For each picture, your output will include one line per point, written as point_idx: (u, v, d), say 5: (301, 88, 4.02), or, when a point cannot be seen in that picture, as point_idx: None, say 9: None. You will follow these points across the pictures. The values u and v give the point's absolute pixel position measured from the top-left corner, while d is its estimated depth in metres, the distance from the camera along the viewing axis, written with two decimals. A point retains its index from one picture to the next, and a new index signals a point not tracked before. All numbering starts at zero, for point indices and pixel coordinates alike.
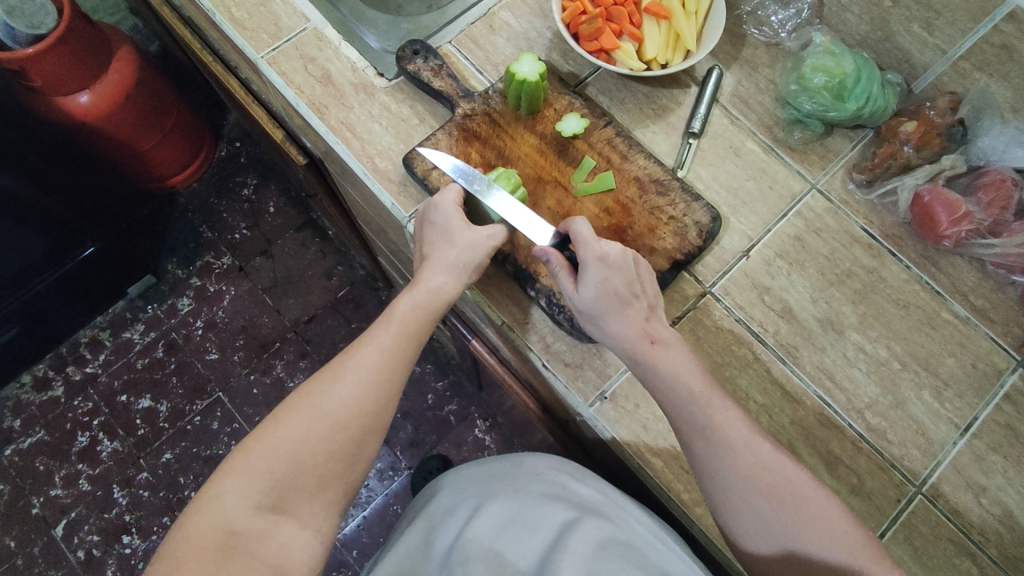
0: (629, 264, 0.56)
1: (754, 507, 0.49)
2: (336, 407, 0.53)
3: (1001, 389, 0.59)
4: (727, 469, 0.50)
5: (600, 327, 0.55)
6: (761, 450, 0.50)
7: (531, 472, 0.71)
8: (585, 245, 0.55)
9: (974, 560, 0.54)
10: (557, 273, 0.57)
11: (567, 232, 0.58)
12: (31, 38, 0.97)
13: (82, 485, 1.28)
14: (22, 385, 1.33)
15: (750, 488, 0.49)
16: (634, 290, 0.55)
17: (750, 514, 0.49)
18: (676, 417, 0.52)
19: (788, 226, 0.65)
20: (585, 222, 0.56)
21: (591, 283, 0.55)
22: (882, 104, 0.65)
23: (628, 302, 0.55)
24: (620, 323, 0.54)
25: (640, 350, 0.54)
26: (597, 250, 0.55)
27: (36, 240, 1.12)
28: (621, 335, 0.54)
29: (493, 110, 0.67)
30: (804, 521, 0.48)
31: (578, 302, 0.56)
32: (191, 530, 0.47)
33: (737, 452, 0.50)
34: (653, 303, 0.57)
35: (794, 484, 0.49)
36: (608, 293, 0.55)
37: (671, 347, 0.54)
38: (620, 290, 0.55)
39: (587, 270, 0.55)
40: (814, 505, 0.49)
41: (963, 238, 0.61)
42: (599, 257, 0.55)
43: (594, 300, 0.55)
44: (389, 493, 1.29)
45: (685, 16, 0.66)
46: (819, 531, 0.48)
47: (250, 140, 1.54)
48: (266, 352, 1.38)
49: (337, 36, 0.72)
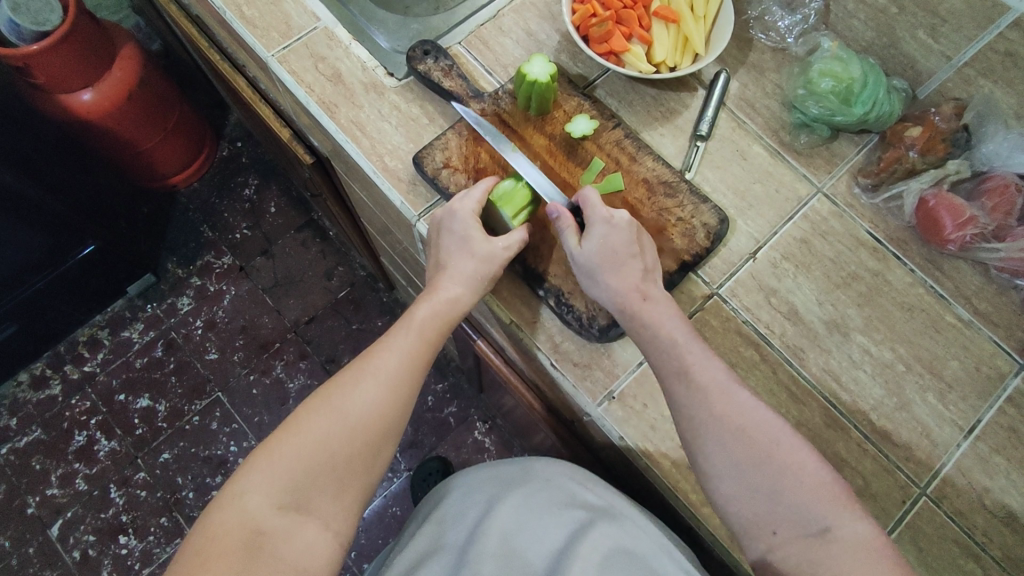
0: (632, 227, 0.56)
1: (732, 460, 0.50)
2: (358, 409, 0.53)
3: (1004, 392, 0.59)
4: (707, 424, 0.50)
5: (598, 282, 0.56)
6: (742, 406, 0.51)
7: (539, 477, 0.70)
8: (593, 207, 0.57)
9: (978, 561, 0.55)
10: (562, 229, 0.58)
11: (578, 202, 0.60)
12: (37, 35, 0.97)
13: (78, 485, 1.27)
14: (19, 383, 1.33)
15: (730, 443, 0.50)
16: (632, 249, 0.56)
17: (727, 467, 0.50)
18: (660, 373, 0.53)
19: (793, 229, 0.66)
20: (595, 188, 0.58)
21: (592, 238, 0.56)
22: (888, 109, 0.66)
23: (626, 261, 0.55)
24: (615, 277, 0.55)
25: (633, 308, 0.54)
26: (602, 211, 0.56)
27: (36, 237, 1.11)
28: (612, 288, 0.55)
29: (503, 110, 0.67)
30: (793, 493, 0.48)
31: (578, 256, 0.56)
32: (215, 529, 0.48)
33: (733, 434, 0.50)
34: (650, 265, 0.57)
35: (772, 439, 0.50)
36: (608, 248, 0.55)
37: (664, 307, 0.55)
38: (620, 249, 0.55)
39: (592, 227, 0.56)
40: (790, 458, 0.49)
41: (968, 241, 0.62)
42: (603, 216, 0.56)
43: (593, 253, 0.55)
44: (387, 495, 1.28)
45: (694, 21, 0.67)
46: (795, 484, 0.48)
47: (251, 140, 1.54)
48: (266, 352, 1.38)
49: (348, 36, 0.72)
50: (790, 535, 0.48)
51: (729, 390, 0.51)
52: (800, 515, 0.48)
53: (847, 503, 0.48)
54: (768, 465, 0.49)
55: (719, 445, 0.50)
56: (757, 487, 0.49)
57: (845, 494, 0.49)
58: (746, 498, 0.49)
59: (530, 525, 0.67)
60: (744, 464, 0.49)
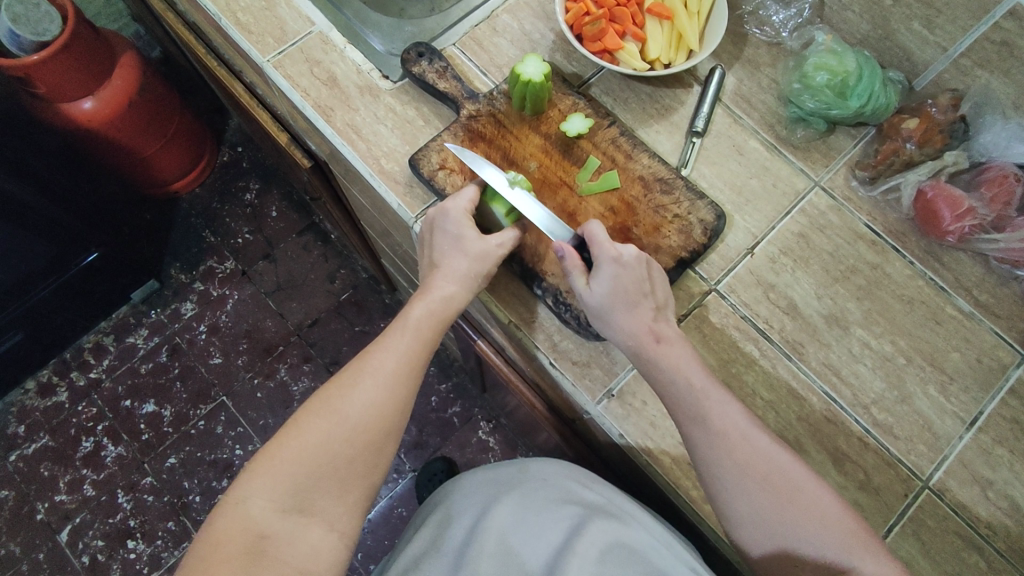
0: (641, 264, 0.56)
1: (756, 509, 0.49)
2: (356, 411, 0.53)
3: (1005, 384, 0.59)
4: (728, 472, 0.50)
5: (610, 325, 0.55)
6: (741, 426, 0.51)
7: (538, 478, 0.71)
8: (601, 246, 0.56)
9: (982, 554, 0.55)
10: (571, 271, 0.57)
11: (583, 236, 0.59)
12: (37, 45, 0.98)
13: (86, 490, 1.28)
14: (26, 391, 1.33)
15: (752, 490, 0.50)
16: (643, 289, 0.56)
17: (751, 516, 0.49)
18: (680, 420, 0.53)
19: (791, 224, 0.65)
20: (600, 225, 0.57)
21: (603, 279, 0.55)
22: (884, 101, 0.66)
23: (638, 301, 0.55)
24: (628, 319, 0.55)
25: (647, 351, 0.54)
26: (612, 251, 0.56)
27: (42, 247, 1.12)
28: (626, 330, 0.55)
29: (498, 111, 0.67)
30: (782, 489, 0.49)
31: (589, 299, 0.56)
32: (218, 534, 0.48)
33: (718, 429, 0.51)
34: (661, 303, 0.57)
35: (785, 475, 0.50)
36: (619, 290, 0.55)
37: (678, 348, 0.55)
38: (631, 290, 0.55)
39: (601, 269, 0.56)
40: (794, 479, 0.50)
41: (966, 233, 0.62)
42: (612, 256, 0.56)
43: (605, 296, 0.55)
44: (392, 496, 1.29)
45: (688, 17, 0.67)
46: (818, 526, 0.48)
47: (251, 144, 1.54)
48: (269, 355, 1.39)
49: (342, 39, 0.73)
50: (779, 529, 0.49)
51: (727, 412, 0.52)
52: (802, 532, 0.48)
53: (845, 517, 0.49)
54: (768, 481, 0.49)
55: (723, 467, 0.50)
56: (747, 482, 0.50)
57: (864, 530, 0.49)
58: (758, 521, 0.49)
59: (527, 523, 0.67)
60: (753, 488, 0.50)
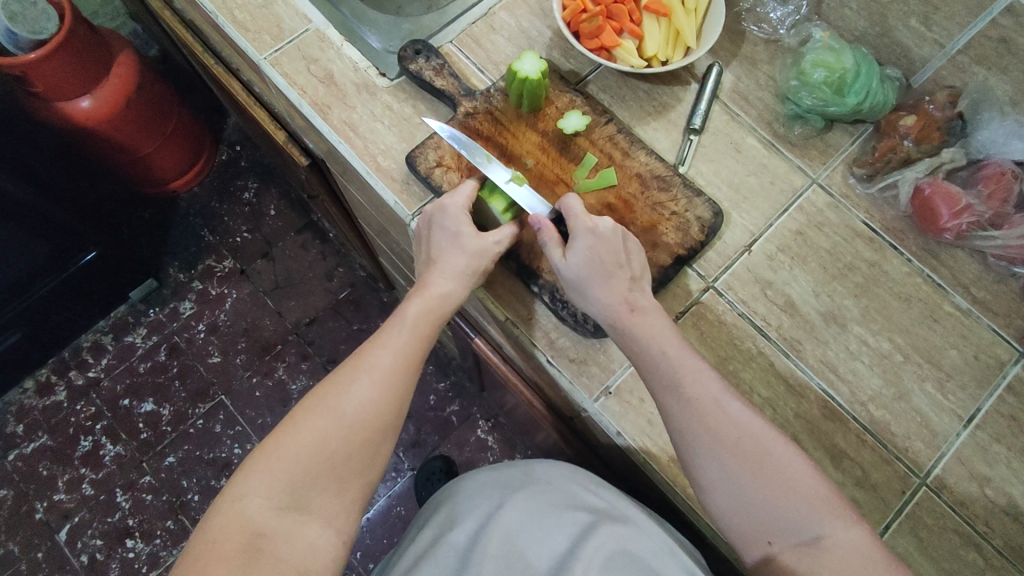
0: (616, 236, 0.56)
1: (728, 476, 0.49)
2: (353, 408, 0.53)
3: (1003, 381, 0.59)
4: (705, 444, 0.50)
5: (586, 296, 0.56)
6: (737, 420, 0.50)
7: (542, 481, 0.71)
8: (576, 218, 0.57)
9: (979, 550, 0.55)
10: (547, 243, 0.57)
11: (561, 209, 0.59)
12: (34, 43, 0.98)
13: (85, 489, 1.28)
14: (24, 390, 1.33)
15: (724, 457, 0.50)
16: (618, 259, 0.56)
17: (736, 497, 0.49)
18: (654, 388, 0.53)
19: (789, 221, 0.65)
20: (576, 197, 0.58)
21: (578, 250, 0.56)
22: (882, 98, 0.66)
23: (613, 271, 0.55)
24: (602, 289, 0.55)
25: (622, 321, 0.54)
26: (586, 221, 0.56)
27: (40, 245, 1.12)
28: (601, 301, 0.55)
29: (495, 108, 0.67)
30: (777, 484, 0.49)
31: (565, 270, 0.56)
32: (216, 533, 0.48)
33: (712, 425, 0.50)
34: (637, 274, 0.57)
35: (780, 468, 0.49)
36: (594, 260, 0.55)
37: (653, 318, 0.55)
38: (606, 261, 0.55)
39: (576, 239, 0.56)
40: (790, 473, 0.49)
41: (964, 230, 0.61)
42: (587, 227, 0.56)
43: (580, 267, 0.55)
44: (391, 495, 1.29)
45: (685, 13, 0.67)
46: (812, 516, 0.48)
47: (250, 143, 1.54)
48: (268, 354, 1.38)
49: (339, 37, 0.72)
50: (775, 526, 0.48)
51: (724, 406, 0.51)
52: (798, 527, 0.48)
53: (842, 511, 0.48)
54: (763, 477, 0.49)
55: (718, 465, 0.50)
56: (742, 479, 0.49)
57: (840, 502, 0.49)
58: (752, 518, 0.49)
59: (530, 526, 0.67)
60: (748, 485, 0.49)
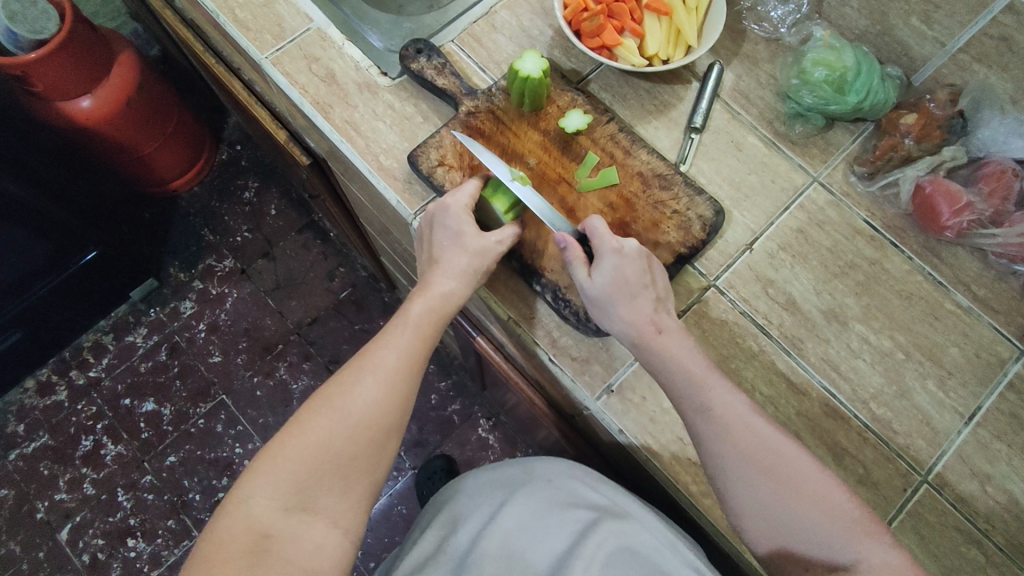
0: (642, 257, 0.56)
1: (741, 476, 0.50)
2: (358, 408, 0.53)
3: (1004, 378, 0.59)
4: (718, 443, 0.51)
5: (612, 316, 0.55)
6: (744, 417, 0.51)
7: (541, 479, 0.70)
8: (602, 239, 0.56)
9: (980, 547, 0.55)
10: (573, 262, 0.57)
11: (585, 230, 0.59)
12: (34, 43, 0.98)
13: (86, 489, 1.28)
14: (25, 390, 1.33)
15: (740, 462, 0.50)
16: (644, 281, 0.56)
17: (748, 495, 0.50)
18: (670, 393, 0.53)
19: (790, 220, 0.66)
20: (601, 218, 0.57)
21: (604, 270, 0.55)
22: (882, 97, 0.66)
23: (639, 292, 0.55)
24: (628, 309, 0.55)
25: (648, 341, 0.54)
26: (613, 242, 0.56)
27: (41, 246, 1.12)
28: (627, 321, 0.55)
29: (496, 107, 0.67)
30: (788, 484, 0.49)
31: (590, 290, 0.56)
32: (223, 535, 0.49)
33: (722, 424, 0.51)
34: (661, 294, 0.57)
35: (791, 469, 0.50)
36: (620, 280, 0.55)
37: (678, 338, 0.55)
38: (632, 281, 0.55)
39: (602, 260, 0.56)
40: (800, 474, 0.50)
41: (964, 228, 0.62)
42: (614, 247, 0.56)
43: (606, 287, 0.55)
44: (392, 494, 1.29)
45: (685, 12, 0.67)
46: (822, 516, 0.48)
47: (250, 142, 1.54)
48: (269, 354, 1.39)
49: (340, 36, 0.72)
50: (786, 524, 0.49)
51: (728, 405, 0.52)
52: (807, 525, 0.49)
53: (851, 511, 0.49)
54: (775, 476, 0.49)
55: (729, 462, 0.50)
56: (754, 479, 0.50)
57: (854, 506, 0.49)
58: (764, 516, 0.50)
59: (533, 526, 0.67)
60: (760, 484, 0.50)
